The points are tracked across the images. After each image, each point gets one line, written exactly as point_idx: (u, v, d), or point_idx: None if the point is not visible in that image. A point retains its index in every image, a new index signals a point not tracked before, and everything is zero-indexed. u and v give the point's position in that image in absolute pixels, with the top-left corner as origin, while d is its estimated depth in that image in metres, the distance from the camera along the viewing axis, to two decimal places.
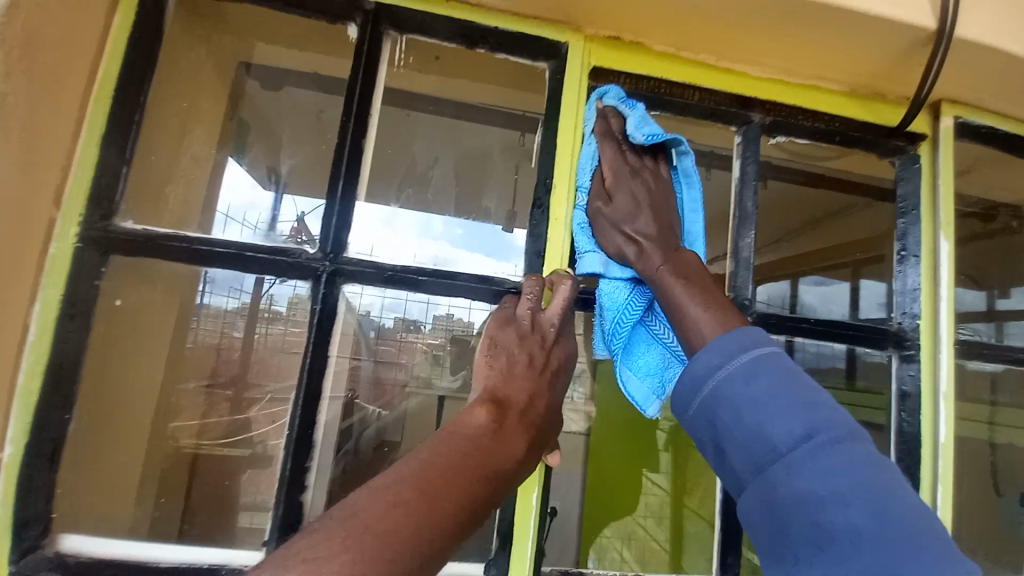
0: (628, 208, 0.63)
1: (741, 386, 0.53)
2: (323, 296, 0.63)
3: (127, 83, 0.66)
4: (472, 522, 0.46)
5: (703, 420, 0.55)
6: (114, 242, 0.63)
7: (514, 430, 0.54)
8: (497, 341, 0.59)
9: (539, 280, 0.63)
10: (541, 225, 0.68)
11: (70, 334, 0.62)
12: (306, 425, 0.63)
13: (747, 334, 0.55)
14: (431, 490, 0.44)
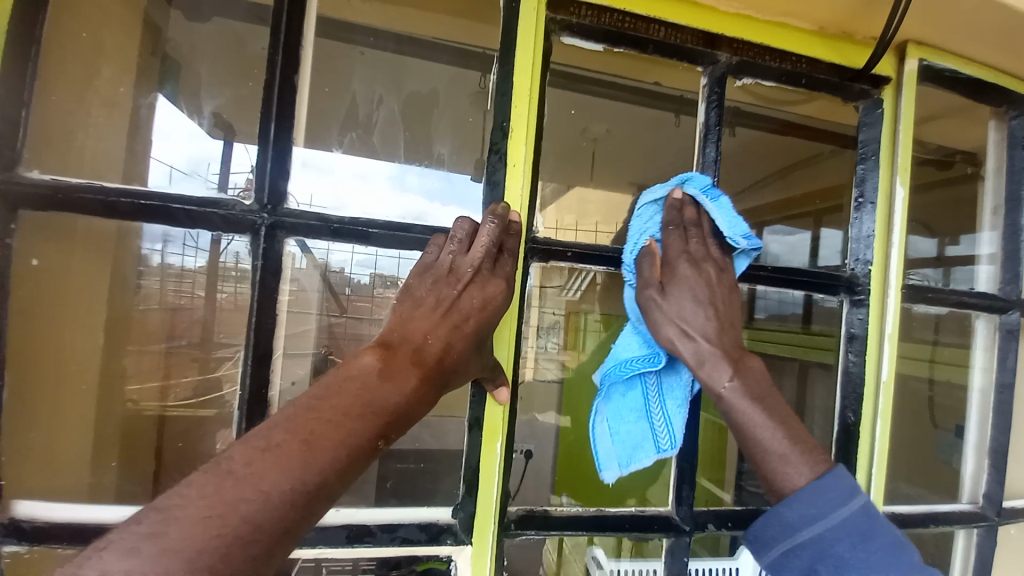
0: (682, 303, 0.65)
1: (834, 554, 0.54)
2: (265, 251, 0.61)
3: (20, 15, 0.58)
4: (351, 456, 0.46)
5: (799, 562, 0.56)
6: (23, 196, 0.58)
7: (405, 368, 0.53)
8: (412, 284, 0.60)
9: (470, 224, 0.62)
10: (499, 174, 0.65)
11: None
12: (259, 385, 0.62)
13: (839, 479, 0.57)
14: (300, 427, 0.45)
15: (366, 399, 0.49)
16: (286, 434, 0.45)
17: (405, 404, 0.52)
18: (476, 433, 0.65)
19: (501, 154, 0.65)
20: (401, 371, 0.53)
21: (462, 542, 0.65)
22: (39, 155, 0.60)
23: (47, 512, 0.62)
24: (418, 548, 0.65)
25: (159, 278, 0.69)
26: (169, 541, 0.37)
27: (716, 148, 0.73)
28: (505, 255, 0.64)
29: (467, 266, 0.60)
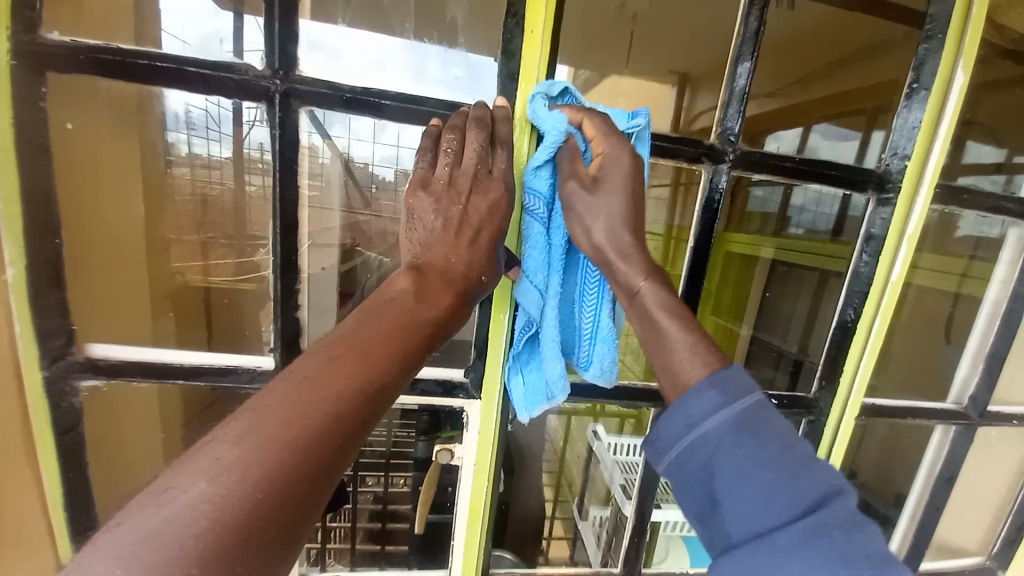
0: (607, 209, 0.60)
1: (725, 459, 0.48)
2: (277, 120, 0.62)
3: None
4: (403, 357, 0.49)
5: (695, 472, 0.50)
6: (47, 57, 0.57)
7: (438, 286, 0.56)
8: (416, 203, 0.59)
9: (458, 134, 0.60)
10: (514, 44, 0.63)
11: (37, 163, 0.59)
12: (289, 253, 0.67)
13: (726, 383, 0.51)
14: (355, 343, 0.47)
15: (407, 315, 0.52)
16: (345, 351, 0.46)
17: (443, 320, 0.55)
18: (486, 307, 0.70)
19: (518, 25, 0.62)
20: (434, 292, 0.55)
21: (473, 397, 0.74)
22: (55, 15, 0.57)
23: (135, 354, 0.69)
24: (436, 399, 0.74)
25: (188, 168, 0.71)
26: (256, 431, 0.39)
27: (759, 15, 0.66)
28: (500, 148, 0.62)
29: (465, 177, 0.59)
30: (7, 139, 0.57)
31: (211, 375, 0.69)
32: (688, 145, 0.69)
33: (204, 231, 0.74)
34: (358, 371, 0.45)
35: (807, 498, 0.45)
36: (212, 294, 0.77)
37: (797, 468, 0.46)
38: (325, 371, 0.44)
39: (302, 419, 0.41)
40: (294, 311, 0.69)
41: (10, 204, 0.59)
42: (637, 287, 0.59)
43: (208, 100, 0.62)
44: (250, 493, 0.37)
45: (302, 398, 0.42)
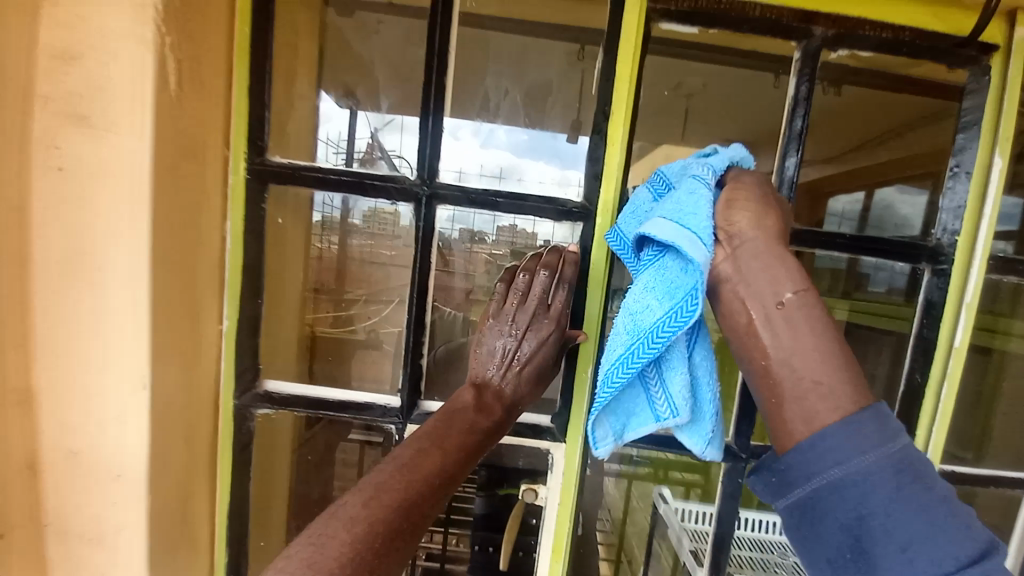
0: (757, 269, 0.54)
1: (880, 507, 0.46)
2: (423, 215, 0.77)
3: (261, 23, 0.71)
4: (466, 454, 0.66)
5: (834, 523, 0.47)
6: (269, 173, 0.75)
7: (493, 402, 0.73)
8: (484, 329, 0.76)
9: (529, 277, 0.74)
10: (597, 151, 0.75)
11: (252, 246, 0.77)
12: (420, 316, 0.81)
13: (877, 421, 0.48)
14: (437, 440, 0.66)
15: (469, 424, 0.69)
16: (426, 456, 0.63)
17: (495, 428, 0.71)
18: (572, 361, 0.82)
19: (602, 136, 0.75)
20: (488, 408, 0.72)
21: (558, 440, 0.84)
22: (274, 144, 0.77)
23: (293, 391, 0.85)
24: (527, 439, 0.84)
25: (324, 240, 0.89)
26: None
27: (803, 117, 0.76)
28: (562, 287, 0.73)
29: (524, 315, 0.73)
30: (239, 230, 0.76)
31: (353, 410, 0.83)
32: None
33: (318, 288, 0.93)
34: (438, 462, 0.63)
35: (964, 541, 0.45)
36: (317, 341, 0.94)
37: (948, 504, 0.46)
38: (415, 460, 0.62)
39: (404, 494, 0.59)
40: (420, 359, 0.82)
41: (234, 274, 0.77)
42: (780, 305, 0.53)
43: (359, 198, 0.79)
44: (372, 539, 0.55)
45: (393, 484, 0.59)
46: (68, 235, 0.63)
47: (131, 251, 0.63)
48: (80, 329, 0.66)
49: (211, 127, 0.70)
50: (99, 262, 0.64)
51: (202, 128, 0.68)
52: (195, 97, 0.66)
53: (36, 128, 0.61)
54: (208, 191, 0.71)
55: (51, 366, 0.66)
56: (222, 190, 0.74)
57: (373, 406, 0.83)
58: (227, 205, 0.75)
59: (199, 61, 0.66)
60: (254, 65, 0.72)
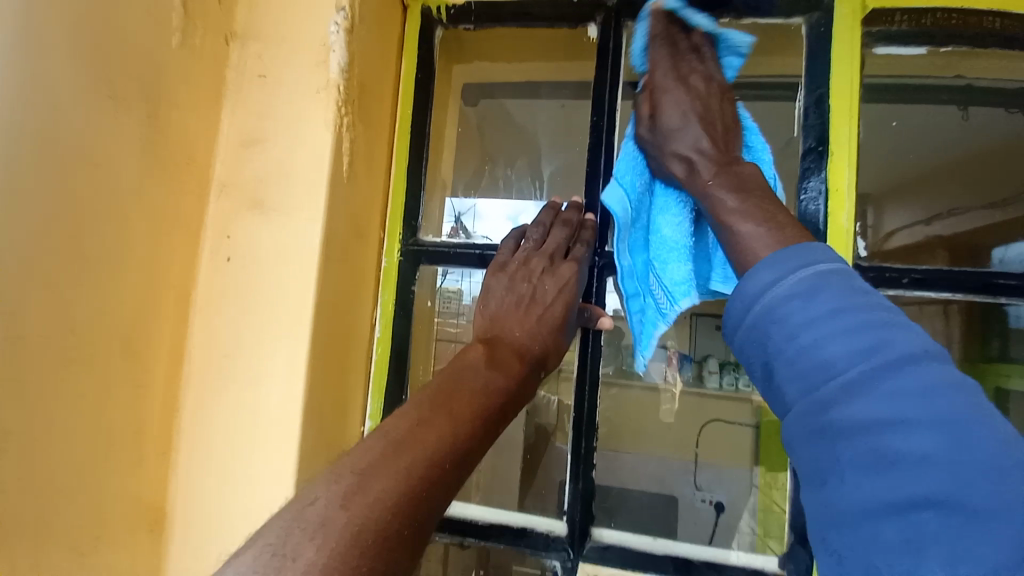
0: (671, 124, 0.52)
1: (829, 316, 0.36)
2: (598, 292, 0.64)
3: (421, 108, 0.71)
4: (483, 423, 0.42)
5: (748, 340, 0.41)
6: (424, 252, 0.69)
7: (507, 356, 0.50)
8: (489, 285, 0.57)
9: (542, 227, 0.59)
10: (817, 203, 0.61)
11: (400, 331, 0.69)
12: (592, 412, 0.65)
13: (802, 248, 0.41)
14: (442, 404, 0.41)
15: (482, 384, 0.45)
16: (434, 411, 0.40)
17: (516, 388, 0.47)
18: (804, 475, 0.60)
19: (821, 187, 0.61)
20: (505, 362, 0.49)
21: None
22: (428, 222, 0.71)
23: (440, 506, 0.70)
24: None
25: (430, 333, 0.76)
26: None
27: None
28: (581, 243, 0.59)
29: (541, 259, 0.56)
30: (389, 314, 0.69)
31: (509, 537, 0.66)
32: None
33: None
34: (447, 432, 0.39)
35: (951, 397, 0.31)
36: None
37: (927, 351, 0.33)
38: (421, 429, 0.38)
39: (408, 477, 0.35)
40: (593, 469, 0.65)
41: (380, 365, 0.68)
42: (708, 187, 0.48)
43: None
44: (349, 557, 0.31)
45: (386, 468, 0.35)
46: (227, 339, 0.56)
47: (291, 344, 0.54)
48: (224, 449, 0.55)
49: (372, 210, 0.67)
50: (257, 367, 0.55)
51: (365, 210, 0.64)
52: (362, 178, 0.63)
53: (211, 218, 0.58)
54: (364, 270, 0.66)
55: (189, 493, 0.55)
56: (375, 271, 0.68)
57: (532, 534, 0.65)
58: (379, 286, 0.69)
59: (368, 143, 0.64)
60: (413, 146, 0.70)
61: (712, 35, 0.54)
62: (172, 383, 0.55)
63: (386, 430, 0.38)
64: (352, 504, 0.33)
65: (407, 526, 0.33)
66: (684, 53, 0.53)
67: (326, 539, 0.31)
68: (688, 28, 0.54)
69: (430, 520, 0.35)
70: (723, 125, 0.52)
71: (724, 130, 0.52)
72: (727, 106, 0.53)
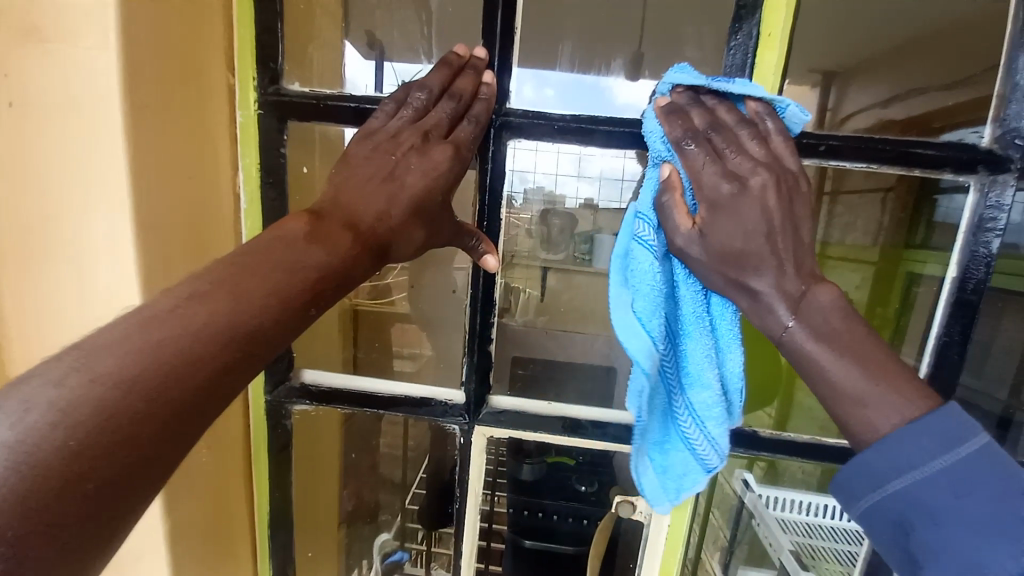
0: (732, 225, 0.45)
1: (1011, 545, 0.35)
2: (489, 155, 0.55)
3: None
4: (278, 303, 0.35)
5: (888, 529, 0.40)
6: (289, 105, 0.57)
7: (343, 229, 0.41)
8: (349, 152, 0.47)
9: (429, 92, 0.48)
10: (745, 53, 0.52)
11: (272, 201, 0.59)
12: (487, 289, 0.61)
13: (950, 418, 0.39)
14: (231, 281, 0.34)
15: (297, 257, 0.37)
16: (218, 287, 0.33)
17: (343, 265, 0.39)
18: None
19: (752, 32, 0.52)
20: (337, 235, 0.40)
21: None
22: (293, 67, 0.58)
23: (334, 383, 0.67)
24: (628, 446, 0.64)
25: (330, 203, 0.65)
26: None
27: None
28: (467, 119, 0.49)
29: (412, 135, 0.47)
30: (253, 180, 0.58)
31: (408, 406, 0.66)
32: (957, 153, 0.54)
33: None
34: (224, 309, 0.32)
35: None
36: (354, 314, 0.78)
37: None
38: (188, 307, 0.32)
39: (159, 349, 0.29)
40: (488, 344, 0.63)
41: (252, 241, 0.60)
42: (786, 333, 0.44)
43: None
44: (53, 428, 0.26)
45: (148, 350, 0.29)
46: (33, 205, 0.47)
47: (111, 211, 0.46)
48: (63, 330, 0.49)
49: (208, 46, 0.53)
50: (79, 239, 0.47)
51: (193, 46, 0.51)
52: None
53: None
54: (210, 126, 0.54)
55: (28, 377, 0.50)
56: (230, 129, 0.57)
57: (430, 402, 0.65)
58: (238, 147, 0.58)
59: None
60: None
61: (755, 102, 0.48)
62: None
63: (139, 308, 0.31)
64: (71, 382, 0.27)
65: (147, 403, 0.28)
66: (785, 179, 0.46)
67: (29, 414, 0.26)
68: (742, 122, 0.47)
69: (187, 398, 0.30)
70: (804, 243, 0.46)
71: (802, 245, 0.46)
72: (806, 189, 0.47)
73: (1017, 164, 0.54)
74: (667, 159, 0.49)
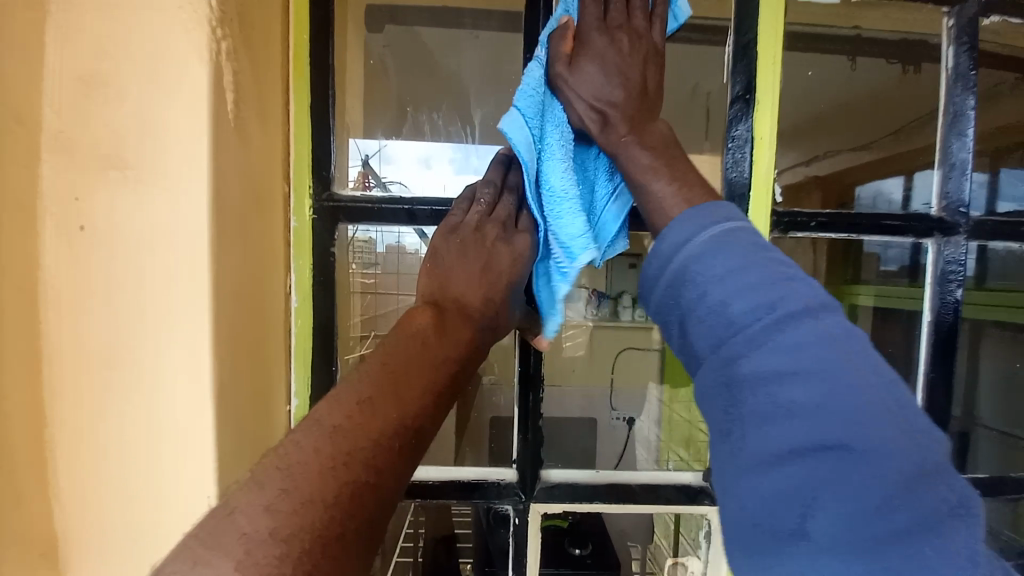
0: (594, 77, 0.49)
1: (715, 282, 0.38)
2: None
3: (320, 38, 0.59)
4: (433, 401, 0.37)
5: (670, 300, 0.41)
6: (342, 210, 0.60)
7: (456, 321, 0.44)
8: (436, 249, 0.50)
9: (495, 189, 0.54)
10: (743, 152, 0.63)
11: (325, 299, 0.61)
12: (536, 366, 0.65)
13: (718, 208, 0.42)
14: (388, 382, 0.35)
15: (432, 353, 0.39)
16: (380, 390, 0.35)
17: (466, 357, 0.42)
18: None
19: (747, 136, 0.62)
20: (454, 328, 0.43)
21: (719, 503, 0.66)
22: (344, 174, 0.62)
23: None
24: (679, 507, 0.67)
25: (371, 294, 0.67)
26: None
27: (972, 94, 0.66)
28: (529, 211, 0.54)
29: (495, 227, 0.51)
30: (306, 282, 0.60)
31: (460, 492, 0.65)
32: (916, 224, 0.66)
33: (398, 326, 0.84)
34: (394, 412, 0.34)
35: (831, 328, 0.34)
36: None
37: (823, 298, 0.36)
38: (363, 413, 0.33)
39: (343, 465, 0.30)
40: (540, 420, 0.66)
41: (304, 340, 0.61)
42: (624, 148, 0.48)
43: None
44: (261, 564, 0.27)
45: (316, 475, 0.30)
46: (99, 324, 0.45)
47: (188, 328, 0.46)
48: (121, 456, 0.47)
49: (270, 163, 0.56)
50: (153, 355, 0.46)
51: (260, 165, 0.54)
52: (250, 122, 0.52)
53: (50, 175, 0.44)
54: (270, 233, 0.56)
55: (78, 511, 0.47)
56: (284, 235, 0.59)
57: (484, 487, 0.65)
58: (291, 251, 0.60)
59: (253, 79, 0.52)
60: (316, 82, 0.59)
61: None
62: (33, 388, 0.45)
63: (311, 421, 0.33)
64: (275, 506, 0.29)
65: (350, 522, 0.29)
66: (643, 44, 0.50)
67: (251, 551, 0.27)
68: None
69: (375, 510, 0.31)
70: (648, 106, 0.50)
71: None
72: (651, 67, 0.50)
73: (963, 228, 0.67)
74: (568, 14, 0.52)
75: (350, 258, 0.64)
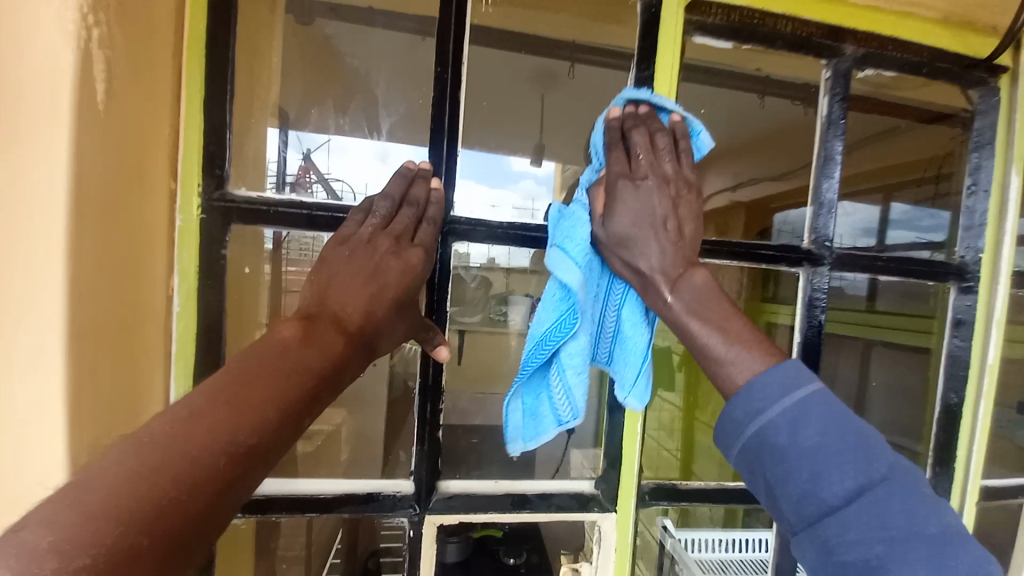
0: (633, 216, 0.53)
1: (799, 457, 0.41)
2: (440, 257, 0.61)
3: (218, 31, 0.56)
4: (279, 414, 0.37)
5: (748, 463, 0.44)
6: (233, 209, 0.58)
7: (330, 331, 0.44)
8: (325, 257, 0.50)
9: (392, 202, 0.54)
10: None
11: (210, 302, 0.58)
12: (438, 375, 0.65)
13: (795, 369, 0.45)
14: (228, 397, 0.35)
15: (291, 366, 0.39)
16: (219, 405, 0.34)
17: (333, 369, 0.42)
18: (618, 416, 0.69)
19: None
20: (326, 338, 0.43)
21: (608, 510, 0.69)
22: (241, 173, 0.60)
23: (273, 488, 0.63)
24: (572, 514, 0.69)
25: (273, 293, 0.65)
26: None
27: (841, 138, 0.73)
28: (428, 224, 0.55)
29: (387, 239, 0.51)
30: (191, 284, 0.57)
31: (354, 503, 0.64)
32: (791, 253, 0.73)
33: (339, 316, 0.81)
34: (226, 426, 0.34)
35: (911, 496, 0.39)
36: None
37: (908, 467, 0.42)
38: (187, 427, 0.33)
39: (150, 479, 0.30)
40: (438, 430, 0.66)
41: (185, 344, 0.58)
42: (667, 307, 0.51)
43: None
44: None
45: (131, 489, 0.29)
46: None
47: (29, 330, 0.42)
48: None
49: (152, 157, 0.53)
50: None
51: (139, 158, 0.51)
52: (127, 113, 0.49)
53: None
54: (148, 229, 0.53)
55: None
56: (167, 232, 0.56)
57: (379, 497, 0.65)
58: (175, 250, 0.57)
59: (133, 68, 0.49)
60: (211, 75, 0.57)
61: (678, 115, 0.56)
62: None
63: (139, 433, 0.32)
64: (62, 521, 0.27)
65: (148, 536, 0.28)
66: (675, 186, 0.54)
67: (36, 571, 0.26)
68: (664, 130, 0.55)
69: (187, 525, 0.30)
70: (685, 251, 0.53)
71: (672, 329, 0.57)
72: (693, 199, 0.55)
73: (829, 259, 0.74)
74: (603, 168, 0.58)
75: (244, 258, 0.61)
